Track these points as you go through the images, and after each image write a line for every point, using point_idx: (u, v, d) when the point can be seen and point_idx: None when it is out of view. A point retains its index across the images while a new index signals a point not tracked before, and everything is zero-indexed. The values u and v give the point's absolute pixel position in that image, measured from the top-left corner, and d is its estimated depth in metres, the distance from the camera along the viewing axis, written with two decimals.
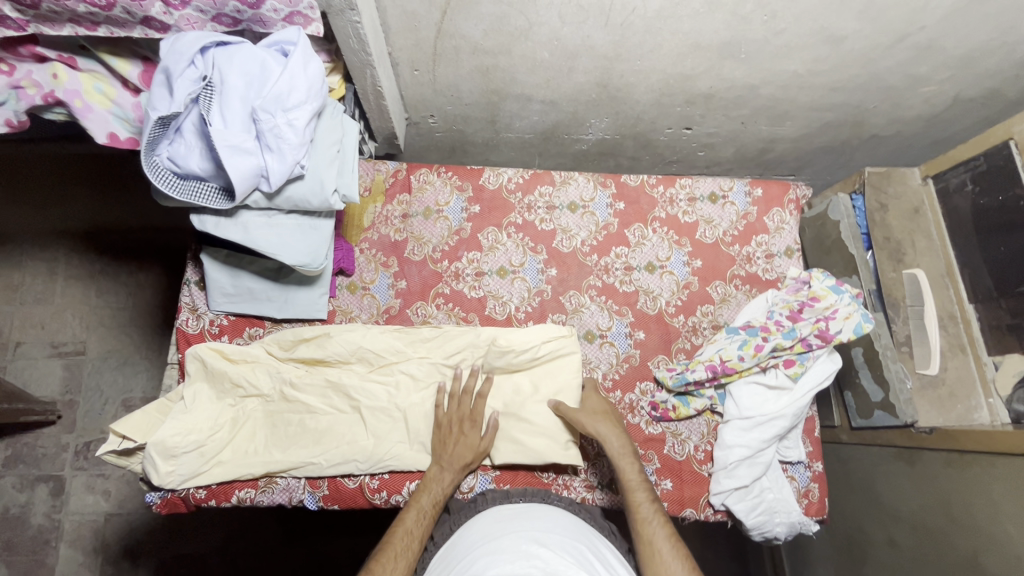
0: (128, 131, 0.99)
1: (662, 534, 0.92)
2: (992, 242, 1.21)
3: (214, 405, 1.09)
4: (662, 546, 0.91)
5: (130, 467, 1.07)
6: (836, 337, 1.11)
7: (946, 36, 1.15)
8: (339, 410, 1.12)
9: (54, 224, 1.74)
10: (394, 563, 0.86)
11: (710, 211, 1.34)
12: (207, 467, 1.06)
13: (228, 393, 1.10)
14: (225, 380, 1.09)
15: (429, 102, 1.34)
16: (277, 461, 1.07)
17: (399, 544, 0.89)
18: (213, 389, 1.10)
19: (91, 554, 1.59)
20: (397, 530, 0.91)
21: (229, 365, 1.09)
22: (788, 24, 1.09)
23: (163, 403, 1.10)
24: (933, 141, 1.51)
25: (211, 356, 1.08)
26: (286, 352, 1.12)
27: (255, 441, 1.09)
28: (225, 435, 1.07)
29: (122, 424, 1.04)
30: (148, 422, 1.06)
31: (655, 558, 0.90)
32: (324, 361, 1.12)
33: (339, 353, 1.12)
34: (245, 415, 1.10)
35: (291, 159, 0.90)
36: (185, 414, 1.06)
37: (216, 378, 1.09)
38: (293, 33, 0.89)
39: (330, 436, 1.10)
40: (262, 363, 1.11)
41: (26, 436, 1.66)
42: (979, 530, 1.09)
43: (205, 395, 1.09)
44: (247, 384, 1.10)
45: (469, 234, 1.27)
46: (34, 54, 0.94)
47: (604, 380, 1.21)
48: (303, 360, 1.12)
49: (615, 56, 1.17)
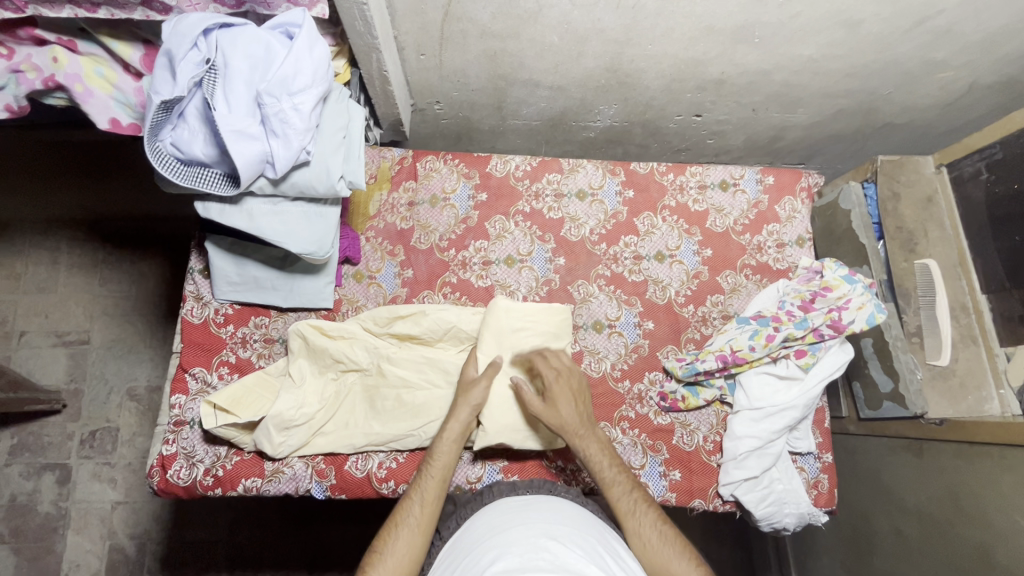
0: (130, 117, 0.97)
1: (640, 509, 0.94)
2: (1007, 232, 1.19)
3: (318, 380, 1.11)
4: (643, 523, 0.92)
5: (239, 439, 1.05)
6: (848, 328, 1.10)
7: (966, 19, 1.12)
8: (434, 385, 1.12)
9: (56, 212, 1.72)
10: (407, 536, 0.87)
11: (721, 199, 1.32)
12: (312, 438, 1.08)
13: (329, 368, 1.12)
14: (326, 357, 1.10)
15: (435, 88, 1.31)
16: (378, 433, 1.08)
17: (413, 518, 0.89)
18: (315, 365, 1.11)
19: (99, 541, 1.60)
20: (406, 510, 0.90)
21: (330, 342, 1.10)
22: (804, 7, 1.06)
23: (263, 377, 1.09)
24: (947, 129, 1.49)
25: (313, 333, 1.09)
26: (384, 329, 1.14)
27: (357, 416, 1.10)
28: (329, 409, 1.09)
29: (226, 396, 1.04)
30: (247, 395, 1.06)
31: (639, 534, 0.91)
32: (418, 338, 1.15)
33: (434, 330, 1.14)
34: (345, 390, 1.12)
35: (297, 145, 0.88)
36: (295, 389, 1.08)
37: (315, 353, 1.10)
38: (298, 15, 0.87)
39: (428, 410, 1.09)
40: (359, 339, 1.12)
41: (32, 424, 1.66)
42: (988, 522, 1.08)
43: (309, 372, 1.10)
44: (347, 360, 1.11)
45: (476, 222, 1.26)
46: (33, 37, 0.92)
47: (612, 370, 1.20)
48: (398, 336, 1.15)
49: (625, 40, 1.14)
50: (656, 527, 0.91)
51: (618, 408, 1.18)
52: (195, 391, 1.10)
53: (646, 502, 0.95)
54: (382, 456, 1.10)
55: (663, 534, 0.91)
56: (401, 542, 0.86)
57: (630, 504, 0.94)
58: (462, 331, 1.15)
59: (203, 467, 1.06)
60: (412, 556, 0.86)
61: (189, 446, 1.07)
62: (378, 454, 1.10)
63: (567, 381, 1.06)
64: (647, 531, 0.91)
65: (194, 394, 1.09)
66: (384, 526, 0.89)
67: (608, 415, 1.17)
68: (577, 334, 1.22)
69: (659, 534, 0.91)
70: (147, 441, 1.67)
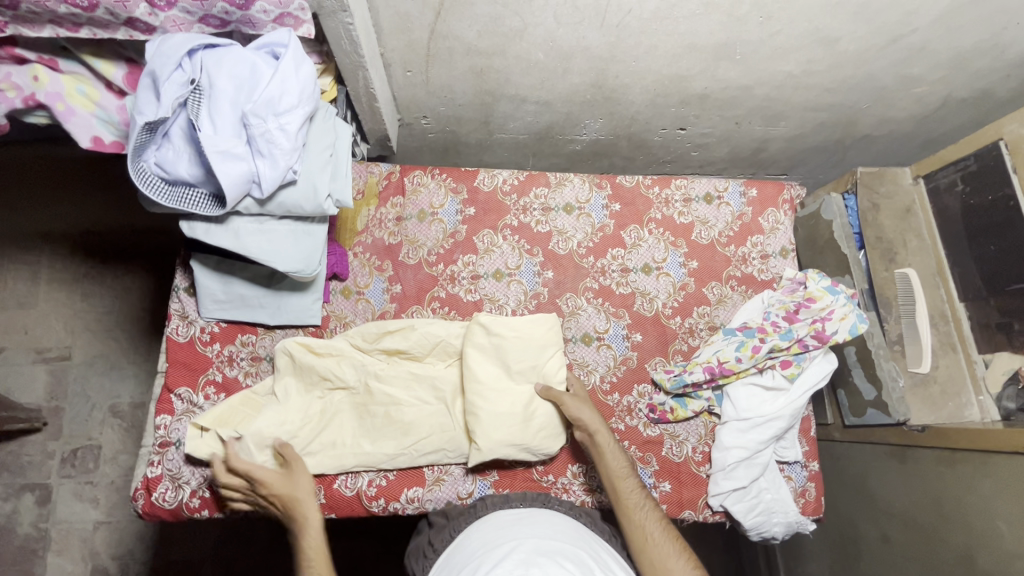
0: (113, 134, 0.96)
1: (655, 520, 0.96)
2: (982, 242, 1.23)
3: (304, 398, 1.10)
4: (655, 531, 0.95)
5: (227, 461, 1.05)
6: (832, 338, 1.12)
7: (939, 37, 1.15)
8: (423, 401, 1.12)
9: (33, 227, 1.69)
10: None
11: (706, 212, 1.34)
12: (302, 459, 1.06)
13: (316, 386, 1.11)
14: (313, 374, 1.09)
15: (422, 103, 1.32)
16: (368, 452, 1.07)
17: None
18: (301, 381, 1.10)
19: (80, 563, 1.57)
20: None
21: (317, 360, 1.09)
22: (783, 25, 1.09)
23: (249, 396, 1.09)
24: (923, 141, 1.52)
25: (301, 352, 1.09)
26: (372, 345, 1.13)
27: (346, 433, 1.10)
28: (317, 426, 1.08)
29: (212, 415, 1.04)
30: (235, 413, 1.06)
31: (650, 541, 0.94)
32: (406, 353, 1.15)
33: (423, 345, 1.14)
34: (334, 406, 1.11)
35: (283, 165, 0.88)
36: (281, 409, 1.07)
37: (303, 371, 1.09)
38: (283, 35, 0.87)
39: (418, 427, 1.09)
40: (347, 357, 1.12)
41: (10, 443, 1.62)
42: (970, 526, 1.10)
43: (296, 390, 1.09)
44: (335, 378, 1.10)
45: (464, 237, 1.26)
46: (13, 55, 0.90)
47: (601, 384, 1.21)
48: (387, 351, 1.14)
49: (610, 57, 1.16)
50: (658, 525, 0.96)
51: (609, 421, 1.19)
52: (182, 411, 1.08)
53: (651, 501, 1.00)
54: (372, 474, 1.09)
55: (664, 531, 0.95)
56: None
57: (635, 500, 0.99)
58: (448, 346, 1.15)
59: (189, 489, 1.04)
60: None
61: (175, 467, 1.05)
62: (367, 471, 1.09)
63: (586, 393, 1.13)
64: (650, 525, 0.96)
65: (180, 415, 1.08)
66: None
67: None
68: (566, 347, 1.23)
69: (668, 548, 0.93)
70: (130, 459, 1.64)
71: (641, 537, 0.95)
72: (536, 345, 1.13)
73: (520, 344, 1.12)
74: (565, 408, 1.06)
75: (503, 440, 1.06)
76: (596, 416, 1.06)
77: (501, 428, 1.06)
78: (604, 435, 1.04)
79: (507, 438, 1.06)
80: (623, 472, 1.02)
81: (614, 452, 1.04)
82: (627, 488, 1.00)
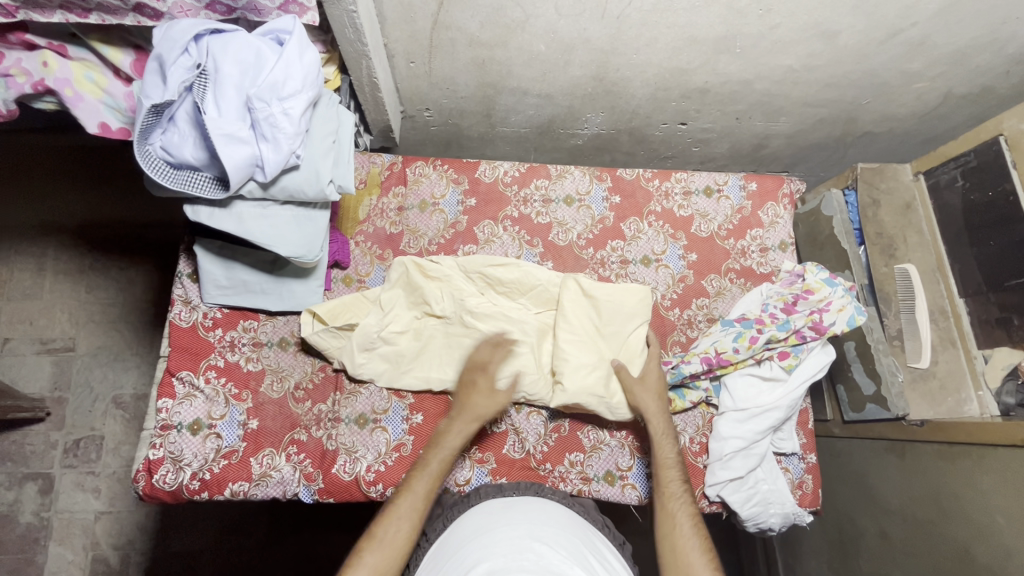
0: (120, 121, 0.98)
1: (687, 513, 0.96)
2: (982, 237, 1.23)
3: (405, 313, 1.18)
4: (684, 522, 0.95)
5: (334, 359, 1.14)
6: (830, 329, 1.13)
7: (938, 31, 1.16)
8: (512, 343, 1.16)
9: (40, 218, 1.71)
10: (404, 527, 0.87)
11: (706, 205, 1.34)
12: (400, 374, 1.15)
13: (418, 305, 1.18)
14: (420, 293, 1.17)
15: (425, 95, 1.33)
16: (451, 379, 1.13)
17: (413, 511, 0.90)
18: (407, 297, 1.18)
19: (81, 552, 1.58)
20: (397, 507, 0.90)
21: (425, 281, 1.17)
22: (783, 18, 1.10)
23: (358, 297, 1.18)
24: (924, 137, 1.53)
25: (414, 270, 1.17)
26: (476, 272, 1.19)
27: (434, 357, 1.16)
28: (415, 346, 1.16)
29: (326, 307, 1.12)
30: (346, 310, 1.15)
31: (677, 529, 0.94)
32: (500, 287, 1.20)
33: (522, 284, 1.20)
34: (428, 330, 1.17)
35: (287, 149, 0.90)
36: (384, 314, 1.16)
37: (411, 287, 1.17)
38: (288, 22, 0.89)
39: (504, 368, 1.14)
40: (449, 284, 1.18)
41: (14, 433, 1.63)
42: (970, 520, 1.10)
43: (401, 303, 1.18)
44: (433, 301, 1.16)
45: (465, 227, 1.27)
46: (23, 42, 0.93)
47: (663, 300, 1.28)
48: (487, 281, 1.19)
49: (611, 49, 1.17)
50: (691, 517, 0.96)
51: (670, 333, 1.26)
52: (183, 395, 1.08)
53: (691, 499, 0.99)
54: (371, 460, 1.10)
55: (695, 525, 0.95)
56: (397, 532, 0.86)
57: (674, 491, 1.00)
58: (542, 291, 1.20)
59: (190, 471, 1.04)
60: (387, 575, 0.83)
61: (177, 450, 1.04)
62: (366, 457, 1.10)
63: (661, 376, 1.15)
64: (680, 515, 0.96)
65: (181, 399, 1.07)
66: (378, 516, 0.89)
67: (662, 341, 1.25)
68: (627, 269, 1.29)
69: (693, 541, 0.92)
70: (132, 449, 1.65)
71: (669, 518, 0.96)
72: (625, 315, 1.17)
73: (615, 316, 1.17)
74: (630, 395, 1.12)
75: (585, 388, 1.10)
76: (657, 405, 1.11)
77: (585, 376, 1.11)
78: (657, 424, 1.08)
79: (589, 387, 1.11)
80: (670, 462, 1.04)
81: (664, 443, 1.07)
82: (668, 479, 1.02)
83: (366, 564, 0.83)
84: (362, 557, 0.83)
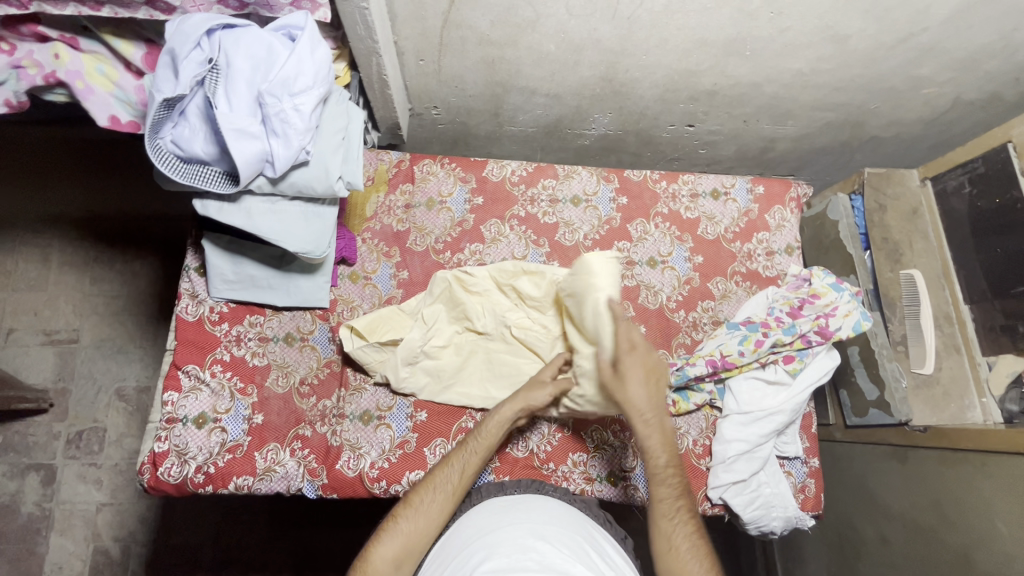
0: (129, 114, 0.98)
1: (684, 532, 0.89)
2: (988, 244, 1.23)
3: (447, 328, 1.19)
4: (682, 543, 0.88)
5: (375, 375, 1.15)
6: (835, 334, 1.13)
7: (949, 37, 1.15)
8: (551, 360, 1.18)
9: (45, 210, 1.71)
10: (438, 497, 0.92)
11: (713, 208, 1.34)
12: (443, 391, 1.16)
13: (458, 320, 1.20)
14: (460, 308, 1.19)
15: (433, 93, 1.33)
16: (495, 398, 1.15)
17: (450, 484, 0.94)
18: (449, 312, 1.20)
19: (82, 543, 1.58)
20: (434, 479, 0.94)
21: (468, 297, 1.18)
22: (794, 22, 1.10)
23: (396, 311, 1.18)
24: (931, 143, 1.53)
25: (456, 284, 1.18)
26: (508, 284, 1.19)
27: (474, 375, 1.18)
28: (456, 361, 1.17)
29: (366, 322, 1.13)
30: (384, 324, 1.15)
31: (674, 554, 0.87)
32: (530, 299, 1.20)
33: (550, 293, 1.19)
34: (468, 346, 1.19)
35: (297, 144, 0.89)
36: (425, 328, 1.17)
37: (452, 302, 1.19)
38: (300, 18, 0.89)
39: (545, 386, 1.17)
40: (490, 299, 1.20)
41: (17, 423, 1.64)
42: (971, 527, 1.10)
43: (442, 317, 1.19)
44: (474, 317, 1.19)
45: (472, 226, 1.27)
46: (35, 33, 0.92)
47: (668, 302, 1.27)
48: (519, 293, 1.20)
49: (620, 50, 1.17)
50: (690, 537, 0.89)
51: (675, 335, 1.26)
52: (188, 388, 1.08)
53: (688, 513, 0.92)
54: (375, 456, 1.10)
55: (694, 545, 0.88)
56: (433, 502, 0.91)
57: (669, 508, 0.92)
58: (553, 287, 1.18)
59: (195, 464, 1.04)
60: (417, 541, 0.88)
61: (182, 443, 1.04)
62: (370, 453, 1.11)
63: (642, 360, 0.96)
64: (677, 538, 0.89)
65: (186, 392, 1.07)
66: (417, 485, 0.94)
67: (666, 342, 1.25)
68: (633, 270, 1.29)
69: (693, 565, 0.86)
70: (134, 441, 1.65)
71: (664, 540, 0.89)
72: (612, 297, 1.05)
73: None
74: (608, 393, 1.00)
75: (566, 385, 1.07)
76: (643, 403, 0.96)
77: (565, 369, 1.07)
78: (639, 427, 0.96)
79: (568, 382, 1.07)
80: (664, 477, 0.94)
81: (657, 450, 0.95)
82: (661, 494, 0.93)
83: (400, 531, 0.88)
84: (398, 521, 0.89)
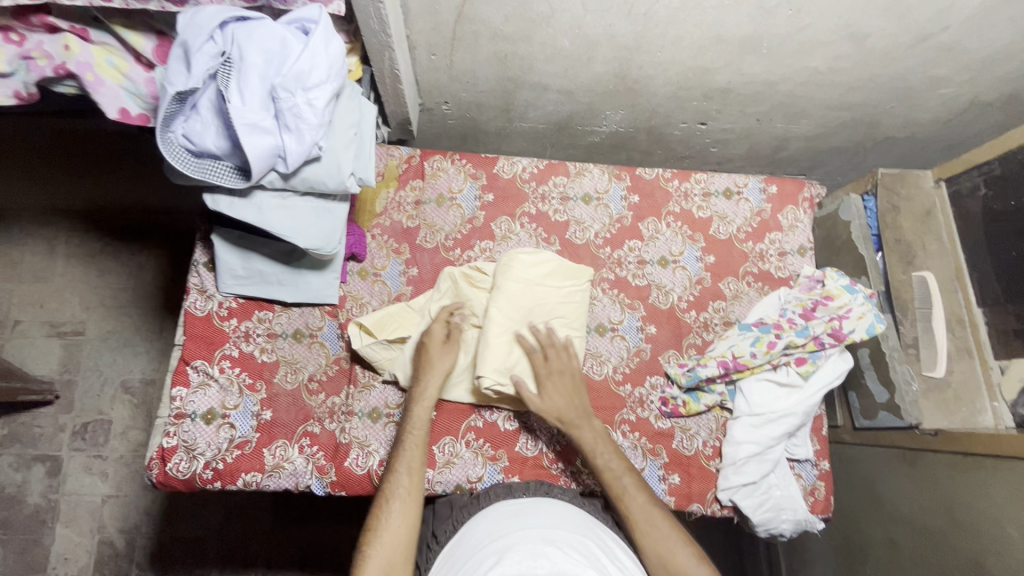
0: (140, 107, 0.96)
1: (642, 501, 0.95)
2: (1003, 247, 1.22)
3: None
4: (643, 513, 0.93)
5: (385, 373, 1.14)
6: (848, 336, 1.11)
7: (969, 36, 1.14)
8: None
9: (53, 202, 1.71)
10: (400, 506, 0.90)
11: (725, 207, 1.33)
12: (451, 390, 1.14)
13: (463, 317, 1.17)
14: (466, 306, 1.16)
15: (444, 88, 1.32)
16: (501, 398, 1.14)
17: (403, 489, 0.93)
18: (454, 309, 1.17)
19: (88, 535, 1.59)
20: (390, 487, 0.93)
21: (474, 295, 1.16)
22: (812, 20, 1.08)
23: (404, 308, 1.17)
24: (946, 144, 1.51)
25: (462, 281, 1.17)
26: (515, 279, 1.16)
27: None
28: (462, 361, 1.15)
29: (374, 319, 1.13)
30: (391, 321, 1.15)
31: (637, 524, 0.93)
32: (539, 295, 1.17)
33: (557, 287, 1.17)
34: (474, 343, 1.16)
35: (310, 140, 0.88)
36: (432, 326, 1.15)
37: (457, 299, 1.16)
38: (314, 12, 0.88)
39: None
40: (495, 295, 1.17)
41: (24, 414, 1.64)
42: (982, 532, 1.09)
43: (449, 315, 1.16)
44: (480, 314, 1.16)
45: (482, 223, 1.26)
46: (45, 24, 0.92)
47: (679, 302, 1.26)
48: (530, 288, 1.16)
49: (635, 47, 1.15)
50: (647, 506, 0.94)
51: (686, 335, 1.25)
52: (197, 384, 1.08)
53: (639, 485, 0.98)
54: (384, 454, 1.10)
55: (651, 513, 0.93)
56: (395, 512, 0.89)
57: (621, 487, 0.97)
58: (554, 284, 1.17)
59: (204, 460, 1.04)
60: (395, 554, 0.85)
61: (190, 439, 1.04)
62: (379, 451, 1.10)
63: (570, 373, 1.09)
64: (637, 511, 0.94)
65: (195, 387, 1.07)
66: (375, 505, 0.91)
67: (677, 342, 1.24)
68: (644, 269, 1.28)
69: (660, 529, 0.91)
70: (139, 434, 1.65)
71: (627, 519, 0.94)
72: (521, 281, 1.13)
73: (550, 281, 1.17)
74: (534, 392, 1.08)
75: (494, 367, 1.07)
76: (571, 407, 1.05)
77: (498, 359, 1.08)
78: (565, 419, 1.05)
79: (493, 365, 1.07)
80: (607, 462, 1.00)
81: (593, 443, 1.03)
82: (610, 474, 0.99)
83: (382, 550, 0.85)
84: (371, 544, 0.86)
